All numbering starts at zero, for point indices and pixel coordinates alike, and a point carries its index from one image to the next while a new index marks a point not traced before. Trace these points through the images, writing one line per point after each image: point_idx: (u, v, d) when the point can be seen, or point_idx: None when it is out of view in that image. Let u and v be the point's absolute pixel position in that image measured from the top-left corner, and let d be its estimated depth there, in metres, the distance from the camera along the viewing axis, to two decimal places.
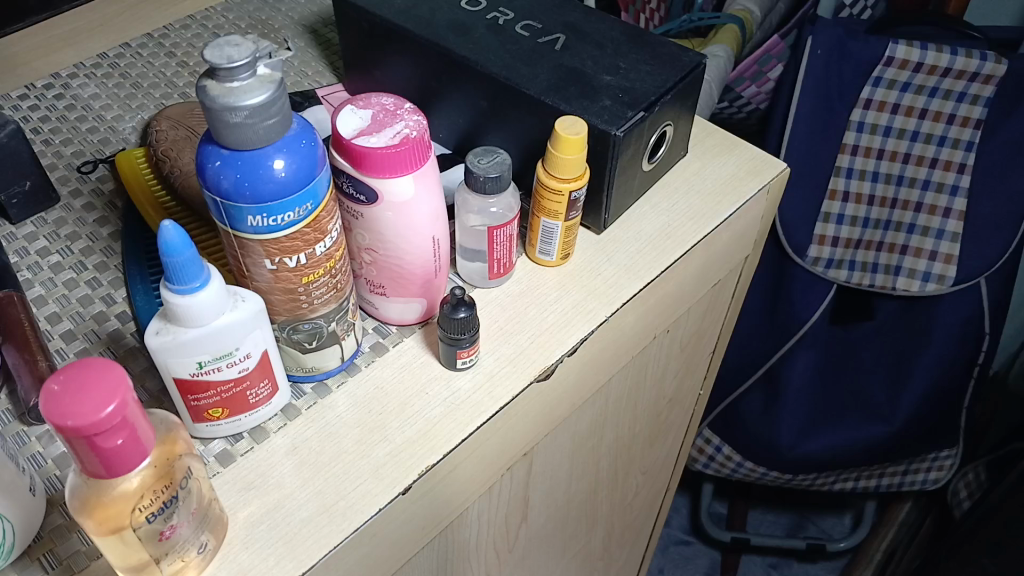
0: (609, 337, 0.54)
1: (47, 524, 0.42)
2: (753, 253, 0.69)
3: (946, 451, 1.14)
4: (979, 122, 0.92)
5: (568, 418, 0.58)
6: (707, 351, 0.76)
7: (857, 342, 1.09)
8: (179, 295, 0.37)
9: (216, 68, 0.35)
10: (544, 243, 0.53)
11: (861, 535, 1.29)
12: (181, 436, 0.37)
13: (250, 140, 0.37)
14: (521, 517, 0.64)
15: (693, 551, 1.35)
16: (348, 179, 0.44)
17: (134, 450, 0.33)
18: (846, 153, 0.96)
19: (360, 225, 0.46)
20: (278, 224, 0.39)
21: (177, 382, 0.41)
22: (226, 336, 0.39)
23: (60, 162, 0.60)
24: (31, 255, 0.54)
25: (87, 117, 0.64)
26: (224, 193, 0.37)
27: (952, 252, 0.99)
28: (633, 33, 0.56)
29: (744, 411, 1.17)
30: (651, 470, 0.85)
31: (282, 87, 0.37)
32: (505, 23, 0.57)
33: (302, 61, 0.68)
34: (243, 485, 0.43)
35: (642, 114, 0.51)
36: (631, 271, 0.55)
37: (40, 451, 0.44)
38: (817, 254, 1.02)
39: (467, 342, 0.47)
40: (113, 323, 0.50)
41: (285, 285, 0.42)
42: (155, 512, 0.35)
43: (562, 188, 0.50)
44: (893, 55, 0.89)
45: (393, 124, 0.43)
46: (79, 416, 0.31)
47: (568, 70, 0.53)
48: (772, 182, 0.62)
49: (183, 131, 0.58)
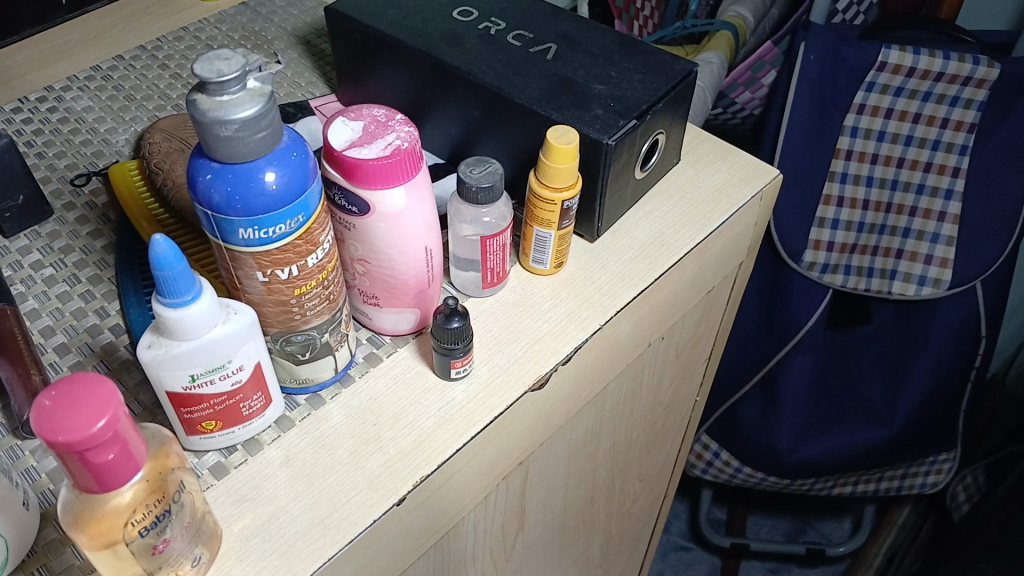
0: (604, 345, 0.54)
1: (41, 538, 0.41)
2: (747, 259, 0.69)
3: (945, 455, 1.14)
4: (972, 126, 0.92)
5: (564, 426, 0.58)
6: (703, 356, 0.76)
7: (854, 346, 1.09)
8: (172, 309, 0.37)
9: (207, 83, 0.35)
10: (538, 252, 0.53)
11: (860, 539, 1.29)
12: (174, 449, 0.37)
13: (240, 153, 0.37)
14: (519, 525, 0.64)
15: (693, 557, 1.35)
16: (340, 190, 0.44)
17: (125, 465, 0.33)
18: (841, 158, 0.96)
19: (352, 236, 0.46)
20: (270, 237, 0.39)
21: (170, 395, 0.41)
22: (219, 349, 0.39)
23: (54, 175, 0.60)
24: (25, 269, 0.54)
25: (81, 129, 0.64)
26: (216, 206, 0.38)
27: (948, 256, 0.99)
28: (625, 41, 0.57)
29: (742, 417, 1.16)
30: (649, 476, 0.85)
31: (273, 100, 0.37)
32: (497, 32, 0.57)
33: (295, 72, 0.68)
34: (237, 497, 0.43)
35: (634, 122, 0.51)
36: (625, 279, 0.55)
37: (34, 465, 0.44)
38: (813, 259, 1.02)
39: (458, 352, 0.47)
40: (106, 336, 0.50)
41: (277, 297, 0.42)
42: (147, 526, 0.35)
43: (555, 197, 0.50)
44: (887, 60, 0.90)
45: (384, 135, 0.43)
46: (70, 431, 0.31)
47: (559, 79, 0.53)
48: (766, 188, 0.62)
49: (177, 143, 0.58)
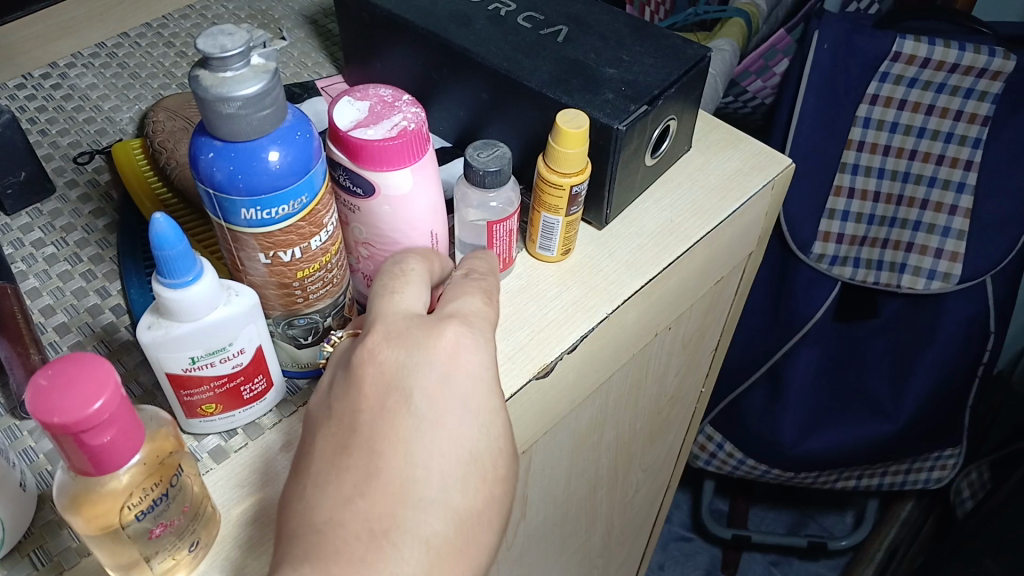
0: (611, 334, 0.53)
1: (39, 519, 0.41)
2: (756, 250, 0.68)
3: (949, 450, 1.13)
4: (986, 118, 0.91)
5: (567, 416, 0.58)
6: (709, 348, 0.76)
7: (861, 339, 1.08)
8: (172, 289, 0.37)
9: (209, 58, 0.34)
10: (545, 239, 0.52)
11: (862, 533, 1.28)
12: (172, 433, 0.37)
13: (243, 131, 0.36)
14: (521, 515, 0.63)
15: (694, 547, 1.35)
16: (345, 172, 0.43)
17: (123, 448, 0.33)
18: (852, 149, 0.95)
19: (357, 218, 0.45)
20: (272, 218, 0.38)
21: (169, 378, 0.40)
22: (219, 331, 0.39)
23: (56, 152, 0.60)
24: (26, 247, 0.53)
25: (85, 107, 0.63)
26: (218, 185, 0.37)
27: (958, 250, 0.98)
28: (637, 25, 0.56)
29: (746, 409, 1.16)
30: (652, 468, 0.84)
31: (277, 77, 0.36)
32: (507, 14, 0.56)
33: (301, 52, 0.67)
34: (236, 482, 0.42)
35: (645, 108, 0.50)
36: (633, 268, 0.54)
37: (32, 446, 0.44)
38: (822, 251, 1.01)
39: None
40: (107, 316, 0.49)
41: (279, 279, 0.41)
42: (144, 510, 0.35)
43: (563, 183, 0.49)
44: (901, 50, 0.88)
45: (390, 116, 0.42)
46: (66, 412, 0.30)
47: (570, 62, 0.52)
48: (777, 177, 0.61)
49: (181, 122, 0.57)
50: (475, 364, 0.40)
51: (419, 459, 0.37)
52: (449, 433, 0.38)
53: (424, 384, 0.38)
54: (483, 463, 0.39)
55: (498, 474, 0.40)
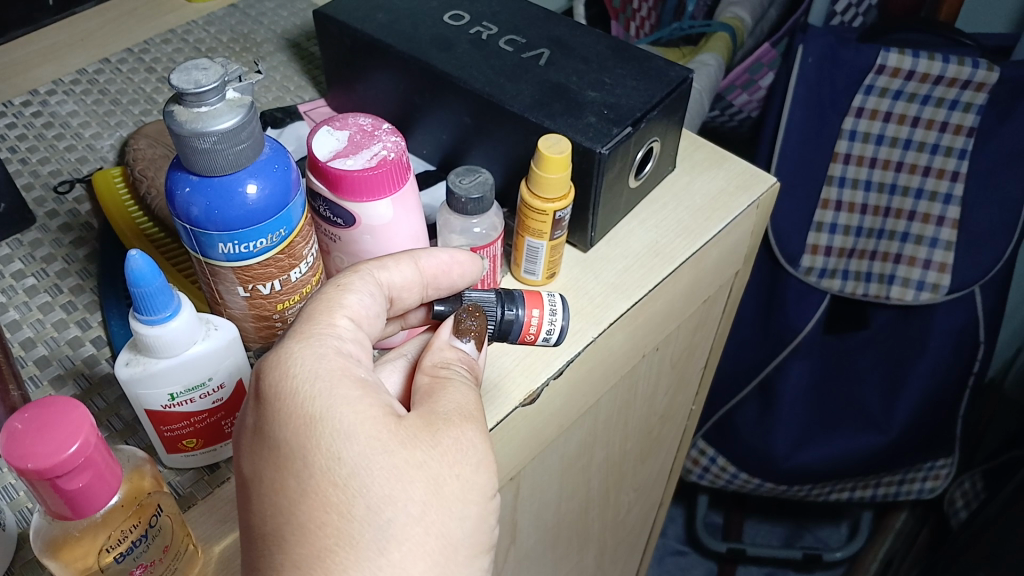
0: (597, 357, 0.53)
1: (19, 559, 0.40)
2: (743, 268, 0.68)
3: (942, 461, 1.13)
4: (972, 129, 0.91)
5: (556, 440, 0.57)
6: (699, 366, 0.75)
7: (853, 351, 1.07)
8: (149, 326, 0.36)
9: (183, 94, 0.34)
10: (530, 262, 0.52)
11: (857, 545, 1.27)
12: (149, 472, 0.37)
13: (220, 166, 0.35)
14: (510, 540, 0.63)
15: (690, 562, 1.34)
16: (325, 202, 0.43)
17: (100, 490, 0.32)
18: (838, 162, 0.95)
19: (338, 247, 0.45)
20: (250, 251, 0.38)
21: (149, 414, 0.39)
22: (199, 366, 0.38)
23: (37, 181, 0.59)
24: (6, 278, 0.53)
25: (65, 135, 0.63)
26: (195, 220, 0.36)
27: (947, 260, 0.97)
28: (618, 47, 0.56)
29: (739, 422, 1.15)
30: (644, 486, 0.83)
31: (254, 110, 0.36)
32: (488, 37, 0.56)
33: (284, 76, 0.67)
34: (219, 517, 0.41)
35: (628, 130, 0.49)
36: (618, 289, 0.54)
37: (13, 482, 0.43)
38: (811, 263, 1.01)
39: (517, 301, 0.45)
40: (87, 348, 0.49)
41: (259, 311, 0.42)
42: (123, 552, 0.35)
43: (546, 208, 0.48)
44: (885, 63, 0.90)
45: (370, 146, 0.42)
46: (40, 458, 0.30)
47: (552, 86, 0.52)
48: (762, 196, 0.61)
49: (161, 150, 0.57)
50: (304, 369, 0.37)
51: (411, 480, 0.36)
52: (292, 467, 0.36)
53: (258, 436, 0.37)
54: (357, 455, 0.35)
55: (405, 450, 0.36)
